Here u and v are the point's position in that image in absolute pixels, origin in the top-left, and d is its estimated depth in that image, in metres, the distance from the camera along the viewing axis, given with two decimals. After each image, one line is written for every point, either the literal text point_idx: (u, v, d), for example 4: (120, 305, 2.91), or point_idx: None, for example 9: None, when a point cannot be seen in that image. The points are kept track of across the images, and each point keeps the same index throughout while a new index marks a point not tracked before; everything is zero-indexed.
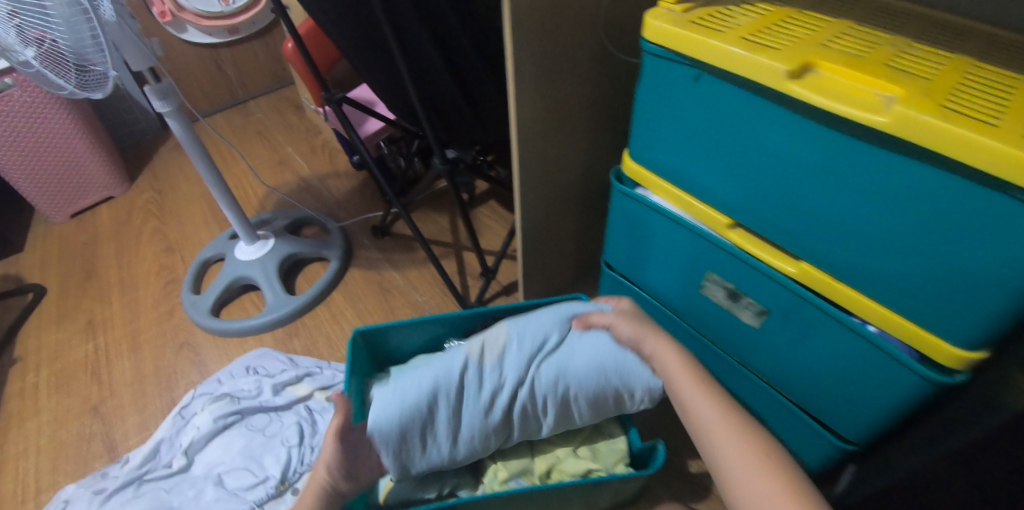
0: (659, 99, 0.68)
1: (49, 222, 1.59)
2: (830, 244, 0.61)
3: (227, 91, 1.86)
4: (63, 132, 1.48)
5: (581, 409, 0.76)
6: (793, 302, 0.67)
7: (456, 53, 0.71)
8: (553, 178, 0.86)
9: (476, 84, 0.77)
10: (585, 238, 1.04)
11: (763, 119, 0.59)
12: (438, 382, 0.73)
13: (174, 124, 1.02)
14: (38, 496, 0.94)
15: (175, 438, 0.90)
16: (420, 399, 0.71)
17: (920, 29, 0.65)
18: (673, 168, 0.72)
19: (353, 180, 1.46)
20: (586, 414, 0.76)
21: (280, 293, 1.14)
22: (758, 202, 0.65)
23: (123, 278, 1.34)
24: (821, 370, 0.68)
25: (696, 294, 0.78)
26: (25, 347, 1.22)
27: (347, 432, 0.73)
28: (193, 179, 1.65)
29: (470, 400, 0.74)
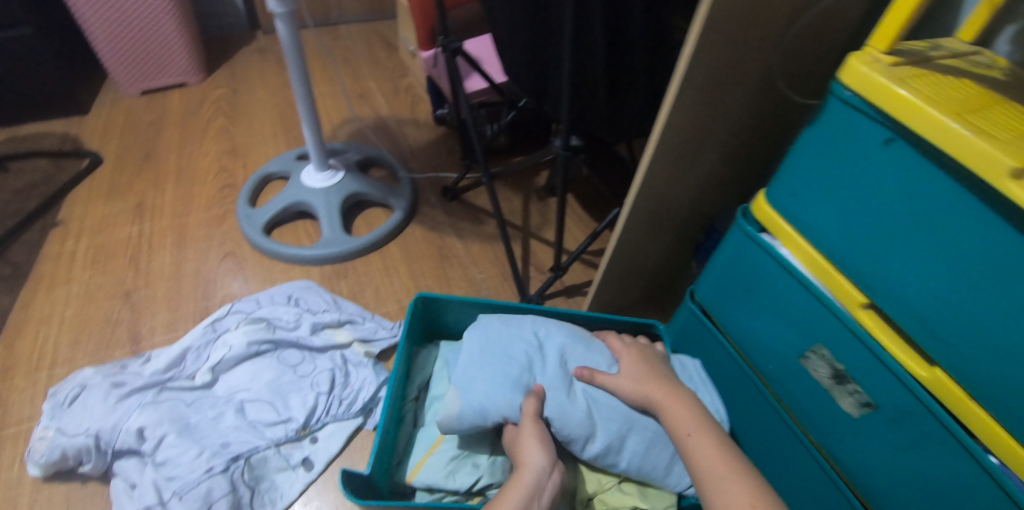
0: (829, 150, 0.60)
1: (120, 93, 1.55)
2: (983, 361, 0.53)
3: (321, 7, 1.80)
4: (154, 4, 1.43)
5: (633, 450, 0.68)
6: (913, 408, 0.59)
7: (618, 34, 0.64)
8: (666, 196, 0.79)
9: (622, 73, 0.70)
10: (668, 263, 0.97)
11: (954, 207, 0.51)
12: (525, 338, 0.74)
13: (281, 27, 0.97)
14: (53, 367, 0.91)
15: (203, 349, 0.86)
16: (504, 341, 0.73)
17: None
18: (817, 226, 0.65)
19: (432, 133, 1.40)
20: (634, 458, 0.68)
21: (337, 230, 1.09)
22: (910, 290, 0.57)
23: (181, 169, 1.30)
24: (917, 489, 0.60)
25: (793, 361, 0.71)
26: (71, 212, 1.19)
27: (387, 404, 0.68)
28: (269, 87, 1.60)
29: (540, 373, 0.71)
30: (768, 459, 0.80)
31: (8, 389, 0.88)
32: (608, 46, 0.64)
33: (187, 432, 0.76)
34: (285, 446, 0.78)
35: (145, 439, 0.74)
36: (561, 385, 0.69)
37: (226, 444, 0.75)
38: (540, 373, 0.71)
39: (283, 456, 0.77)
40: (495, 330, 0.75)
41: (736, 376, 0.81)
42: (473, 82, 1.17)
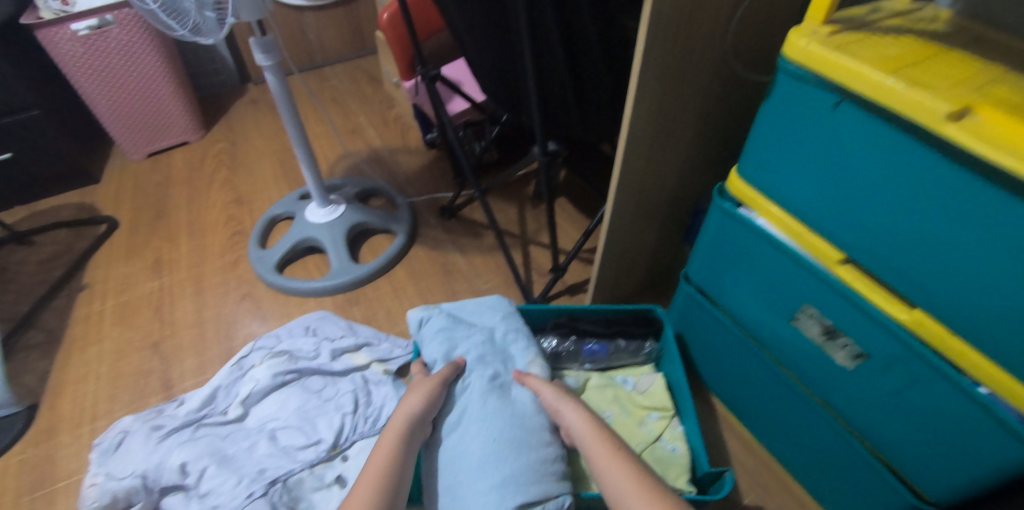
0: (785, 119, 0.64)
1: (126, 159, 1.63)
2: (953, 298, 0.57)
3: (306, 53, 1.88)
4: (150, 72, 1.52)
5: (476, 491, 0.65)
6: (901, 352, 0.62)
7: (577, 41, 0.69)
8: (646, 186, 0.84)
9: (588, 77, 0.75)
10: (662, 250, 1.01)
11: (907, 158, 0.55)
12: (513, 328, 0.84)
13: (270, 78, 1.04)
14: (95, 421, 0.97)
15: (232, 387, 0.91)
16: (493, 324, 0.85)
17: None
18: (785, 193, 0.68)
19: (424, 157, 1.46)
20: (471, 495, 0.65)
21: (345, 259, 1.14)
22: (880, 239, 0.60)
23: (191, 222, 1.37)
24: (919, 426, 0.64)
25: (785, 324, 0.74)
26: (94, 276, 1.26)
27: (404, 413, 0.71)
28: (265, 135, 1.68)
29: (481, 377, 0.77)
30: (776, 421, 0.84)
31: (56, 446, 0.95)
32: (568, 53, 0.70)
33: (226, 462, 0.80)
34: (318, 467, 0.82)
35: (188, 473, 0.79)
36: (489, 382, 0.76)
37: (262, 470, 0.80)
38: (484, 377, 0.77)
39: (317, 476, 0.81)
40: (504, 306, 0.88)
41: (735, 346, 0.85)
42: (455, 104, 1.23)
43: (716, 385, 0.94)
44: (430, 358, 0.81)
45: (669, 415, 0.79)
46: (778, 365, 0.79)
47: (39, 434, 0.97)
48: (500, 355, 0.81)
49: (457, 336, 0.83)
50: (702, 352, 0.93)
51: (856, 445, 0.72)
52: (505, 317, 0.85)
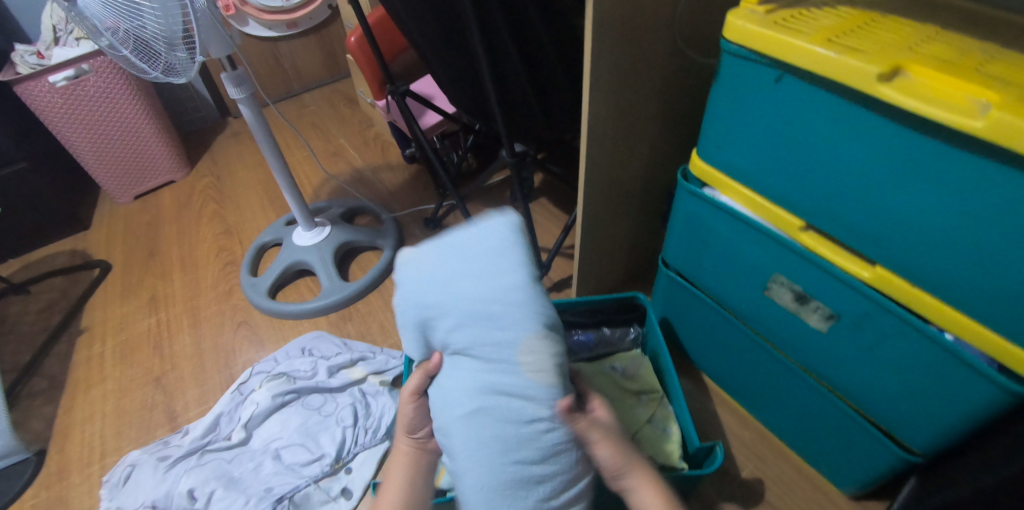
0: (735, 97, 0.67)
1: (115, 202, 1.66)
2: (909, 251, 0.59)
3: (283, 83, 1.92)
4: (131, 116, 1.55)
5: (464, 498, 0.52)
6: (869, 309, 0.65)
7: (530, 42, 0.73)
8: (616, 177, 0.87)
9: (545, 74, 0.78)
10: (641, 238, 1.04)
11: (849, 121, 0.58)
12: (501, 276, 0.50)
13: (246, 110, 1.07)
14: (104, 458, 0.99)
15: (234, 412, 0.93)
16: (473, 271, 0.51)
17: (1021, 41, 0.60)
18: (743, 169, 0.71)
19: (405, 172, 1.49)
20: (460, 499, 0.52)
21: (335, 278, 1.16)
22: (835, 203, 0.63)
23: (183, 257, 1.39)
24: (894, 378, 0.67)
25: (759, 295, 0.77)
26: (92, 319, 1.28)
27: None
28: (249, 166, 1.71)
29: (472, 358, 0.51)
30: (764, 390, 0.87)
31: (67, 487, 0.97)
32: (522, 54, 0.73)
33: (232, 484, 0.82)
34: (323, 481, 0.83)
35: (196, 498, 0.81)
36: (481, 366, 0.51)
37: (269, 488, 0.82)
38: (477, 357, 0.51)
39: (323, 490, 0.83)
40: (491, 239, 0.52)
41: (718, 321, 0.87)
42: (428, 117, 1.26)
43: (706, 363, 0.96)
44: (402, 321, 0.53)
45: (658, 396, 0.81)
46: (758, 335, 0.82)
47: (50, 476, 0.98)
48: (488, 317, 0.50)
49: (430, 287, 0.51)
50: (688, 333, 0.96)
51: (839, 404, 0.75)
52: (494, 249, 0.51)
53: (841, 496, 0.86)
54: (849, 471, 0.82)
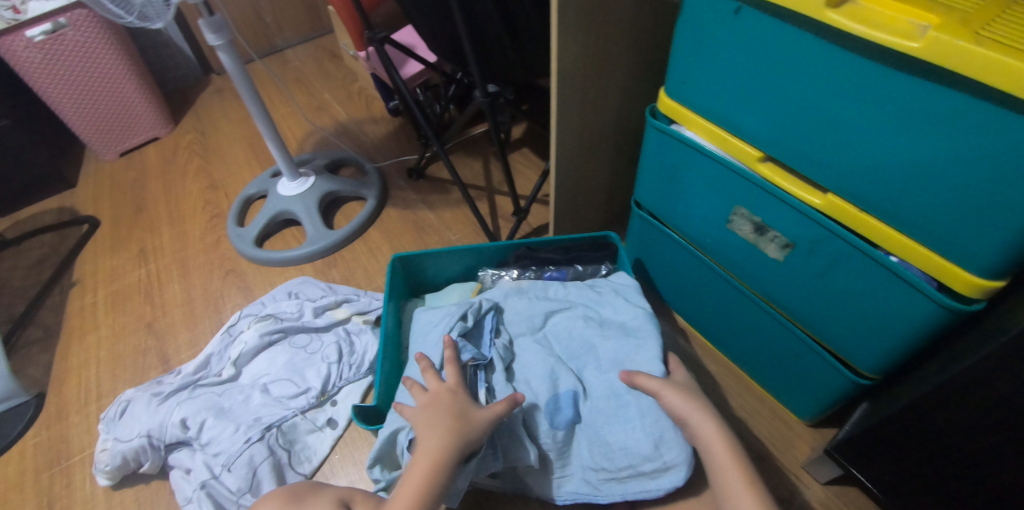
0: (699, 32, 0.70)
1: (100, 159, 1.66)
2: (856, 178, 0.64)
3: (265, 38, 1.89)
4: (111, 71, 1.53)
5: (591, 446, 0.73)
6: (820, 236, 0.70)
7: None
8: (589, 117, 0.89)
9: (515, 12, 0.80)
10: (616, 181, 1.07)
11: (800, 52, 0.62)
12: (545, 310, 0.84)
13: (224, 57, 1.06)
14: (101, 399, 1.04)
15: (224, 352, 0.97)
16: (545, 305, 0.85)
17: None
18: (706, 102, 0.75)
19: (389, 125, 1.49)
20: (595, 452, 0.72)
21: (320, 226, 1.18)
22: (788, 134, 0.68)
23: (170, 211, 1.41)
24: (844, 302, 0.72)
25: (722, 229, 0.82)
26: (83, 272, 1.30)
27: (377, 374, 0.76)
28: (233, 122, 1.71)
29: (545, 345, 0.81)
30: (729, 323, 0.92)
31: (67, 426, 1.01)
32: None
33: (223, 414, 0.86)
34: (310, 413, 0.88)
35: (189, 428, 0.85)
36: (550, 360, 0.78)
37: (258, 418, 0.86)
38: (557, 345, 0.81)
39: (310, 420, 0.87)
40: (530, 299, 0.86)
41: (686, 259, 0.92)
42: (409, 67, 1.25)
43: (676, 301, 1.02)
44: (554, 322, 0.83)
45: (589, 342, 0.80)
46: (722, 269, 0.87)
47: (50, 417, 1.02)
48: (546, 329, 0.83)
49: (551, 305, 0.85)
50: (659, 272, 1.01)
51: (793, 330, 0.81)
52: (535, 304, 0.85)
53: (798, 422, 0.92)
54: (806, 400, 0.87)
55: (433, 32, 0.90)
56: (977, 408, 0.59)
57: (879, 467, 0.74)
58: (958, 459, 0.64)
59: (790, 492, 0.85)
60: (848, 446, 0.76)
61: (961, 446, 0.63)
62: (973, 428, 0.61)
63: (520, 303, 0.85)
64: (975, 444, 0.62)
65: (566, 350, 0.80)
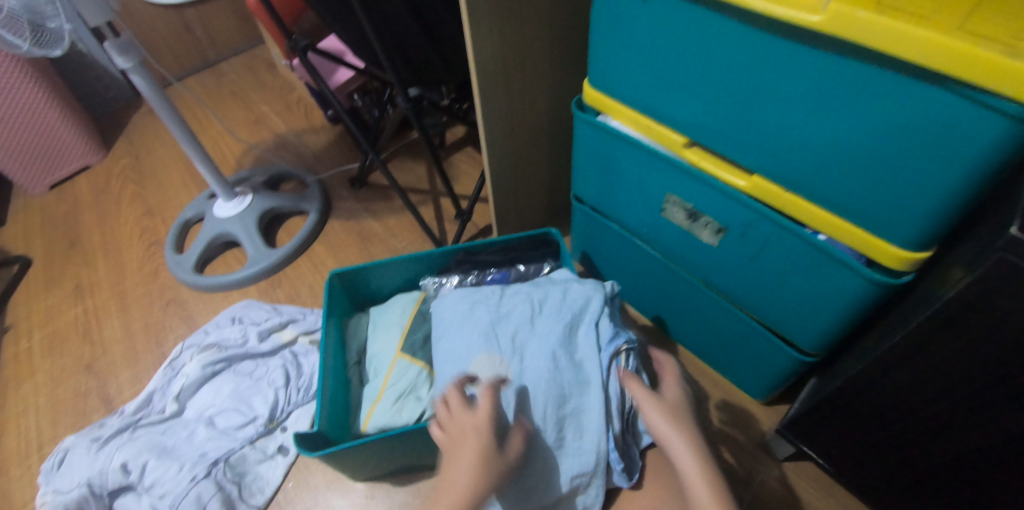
0: (615, 19, 0.69)
1: (29, 194, 1.58)
2: (779, 159, 0.64)
3: (196, 52, 1.81)
4: (30, 101, 1.45)
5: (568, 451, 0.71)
6: (751, 218, 0.70)
7: None
8: (518, 113, 0.88)
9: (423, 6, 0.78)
10: (557, 174, 1.06)
11: (711, 34, 0.61)
12: (488, 310, 0.80)
13: (138, 80, 1.01)
14: (41, 449, 0.99)
15: (166, 387, 0.93)
16: (485, 304, 0.81)
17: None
18: (629, 91, 0.74)
19: (330, 133, 1.45)
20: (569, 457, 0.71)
21: (261, 246, 1.15)
22: (710, 119, 0.68)
23: (106, 243, 1.35)
24: (779, 281, 0.72)
25: (658, 217, 0.82)
26: (16, 315, 1.24)
27: (320, 391, 0.73)
28: (169, 143, 1.64)
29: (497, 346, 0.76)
30: (677, 309, 0.93)
31: (8, 481, 0.96)
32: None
33: (166, 454, 0.83)
34: (259, 441, 0.86)
35: (131, 471, 0.82)
36: (503, 366, 0.74)
37: (204, 453, 0.83)
38: (508, 346, 0.76)
39: (259, 450, 0.85)
40: (462, 300, 0.82)
41: (629, 249, 0.92)
42: (339, 74, 1.22)
43: (624, 290, 1.02)
44: (505, 317, 0.79)
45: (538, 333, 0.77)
46: (663, 256, 0.87)
47: None
48: (497, 330, 0.78)
49: (490, 303, 0.81)
50: (604, 262, 1.01)
51: (735, 311, 0.82)
52: (476, 305, 0.81)
53: (752, 400, 0.93)
54: (757, 379, 0.88)
55: (351, 36, 0.87)
56: (908, 381, 0.60)
57: (828, 441, 0.76)
58: (897, 429, 0.66)
59: (747, 472, 0.86)
60: (798, 424, 0.78)
61: (897, 417, 0.65)
62: (907, 400, 0.62)
63: (461, 317, 0.80)
64: (911, 414, 0.63)
65: (512, 350, 0.76)
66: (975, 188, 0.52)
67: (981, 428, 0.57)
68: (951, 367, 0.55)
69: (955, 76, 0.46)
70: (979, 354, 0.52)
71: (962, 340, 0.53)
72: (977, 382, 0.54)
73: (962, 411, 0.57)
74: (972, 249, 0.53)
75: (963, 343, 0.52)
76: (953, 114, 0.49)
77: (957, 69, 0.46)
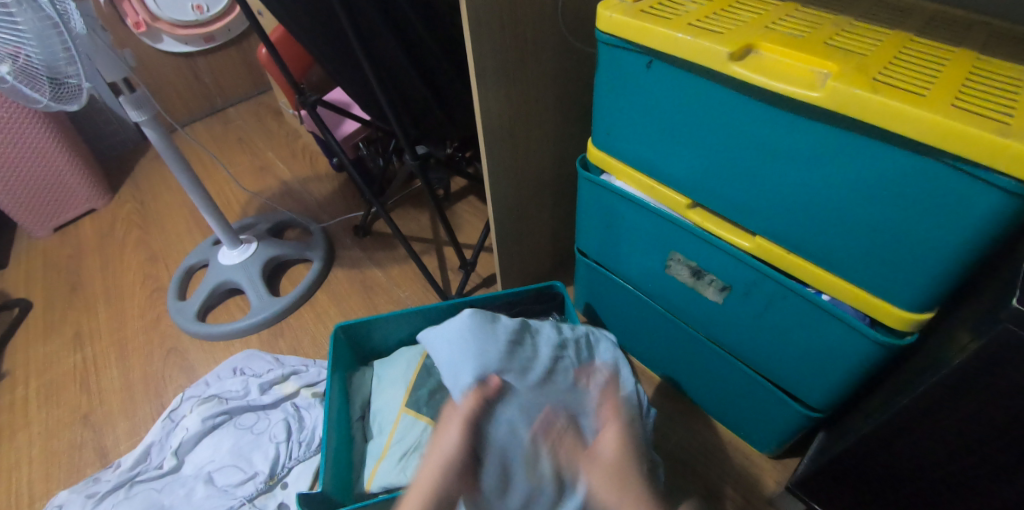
0: (619, 86, 0.72)
1: (32, 237, 1.59)
2: (781, 222, 0.66)
3: (204, 99, 1.86)
4: (39, 147, 1.48)
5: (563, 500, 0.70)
6: (755, 277, 0.71)
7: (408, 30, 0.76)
8: (523, 168, 0.90)
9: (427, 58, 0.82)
10: (559, 226, 1.08)
11: (712, 104, 0.64)
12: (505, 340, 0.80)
13: (151, 133, 1.04)
14: (32, 504, 0.96)
15: (165, 440, 0.92)
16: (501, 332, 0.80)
17: (980, 39, 0.59)
18: (633, 153, 0.77)
19: (335, 182, 1.48)
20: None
21: (264, 295, 1.15)
22: (713, 182, 0.70)
23: (108, 289, 1.35)
24: (784, 339, 0.73)
25: (662, 273, 0.83)
26: (13, 361, 1.22)
27: (324, 449, 0.73)
28: (174, 189, 1.66)
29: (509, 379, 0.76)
30: (682, 362, 0.93)
31: None
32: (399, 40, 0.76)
33: None
34: (258, 499, 0.84)
35: None
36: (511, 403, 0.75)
37: None
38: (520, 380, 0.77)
39: (258, 508, 0.83)
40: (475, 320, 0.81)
41: (633, 303, 0.93)
42: (346, 126, 1.25)
43: (628, 342, 1.02)
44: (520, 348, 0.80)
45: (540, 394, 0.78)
46: (667, 311, 0.88)
47: None
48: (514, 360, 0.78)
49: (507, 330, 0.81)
50: (608, 314, 1.01)
51: (740, 367, 0.82)
52: (493, 329, 0.80)
53: (760, 456, 0.92)
54: (765, 434, 0.87)
55: (361, 94, 0.90)
56: (918, 445, 0.60)
57: (841, 500, 0.74)
58: (909, 492, 0.65)
59: None
60: (807, 484, 0.77)
61: (910, 480, 0.64)
62: (920, 465, 0.61)
63: (476, 340, 0.78)
64: (923, 479, 0.62)
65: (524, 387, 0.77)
66: (974, 256, 0.53)
67: (993, 496, 0.56)
68: (961, 433, 0.55)
69: (949, 150, 0.48)
70: (986, 422, 0.52)
71: (970, 406, 0.53)
72: (988, 448, 0.53)
73: (976, 477, 0.57)
74: (976, 315, 0.54)
75: (972, 409, 0.52)
76: (949, 186, 0.51)
77: (951, 144, 0.48)
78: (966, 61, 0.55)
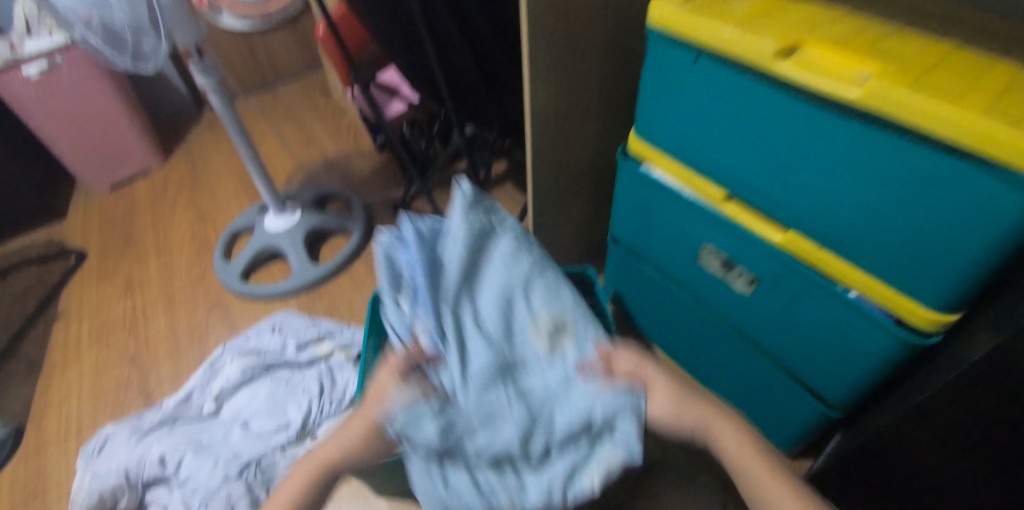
0: (663, 78, 0.75)
1: (90, 192, 1.68)
2: (814, 218, 0.68)
3: (257, 74, 1.93)
4: (104, 107, 1.56)
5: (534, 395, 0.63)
6: (784, 272, 0.74)
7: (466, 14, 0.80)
8: (563, 156, 0.93)
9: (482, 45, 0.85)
10: (593, 216, 1.10)
11: (754, 100, 0.66)
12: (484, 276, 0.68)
13: (214, 98, 1.10)
14: (80, 433, 1.03)
15: (205, 386, 0.98)
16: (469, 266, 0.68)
17: None
18: (672, 144, 0.79)
19: (377, 160, 1.53)
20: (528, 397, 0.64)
21: (304, 260, 1.21)
22: (750, 176, 0.72)
23: (159, 244, 1.43)
24: (810, 334, 0.75)
25: (694, 263, 0.86)
26: (68, 303, 1.31)
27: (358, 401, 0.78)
28: (224, 156, 1.74)
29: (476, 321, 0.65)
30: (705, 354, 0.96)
31: (46, 461, 1.00)
32: (457, 25, 0.80)
33: (202, 450, 0.88)
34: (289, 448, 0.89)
35: (168, 464, 0.86)
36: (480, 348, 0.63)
37: (237, 454, 0.87)
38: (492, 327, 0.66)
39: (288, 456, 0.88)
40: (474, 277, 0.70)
41: (663, 293, 0.96)
42: (394, 106, 1.30)
43: (655, 330, 1.06)
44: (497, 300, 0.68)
45: None
46: (696, 301, 0.91)
47: (27, 452, 1.02)
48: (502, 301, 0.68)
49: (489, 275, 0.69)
50: (637, 302, 1.05)
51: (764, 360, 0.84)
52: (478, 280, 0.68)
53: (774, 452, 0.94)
54: (785, 426, 0.89)
55: (413, 72, 0.94)
56: (934, 442, 0.62)
57: (861, 488, 0.77)
58: (922, 484, 0.67)
59: None
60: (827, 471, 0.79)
61: (924, 473, 0.66)
62: (931, 455, 0.63)
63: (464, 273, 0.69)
64: (936, 472, 0.64)
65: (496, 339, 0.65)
66: (1003, 261, 0.54)
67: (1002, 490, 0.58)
68: (975, 429, 0.56)
69: (980, 153, 0.49)
70: (999, 419, 0.53)
71: (984, 405, 0.54)
72: (996, 445, 0.55)
73: (987, 474, 0.58)
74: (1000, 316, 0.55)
75: (987, 406, 0.54)
76: (982, 190, 0.52)
77: (984, 147, 0.49)
78: (1012, 70, 0.56)
